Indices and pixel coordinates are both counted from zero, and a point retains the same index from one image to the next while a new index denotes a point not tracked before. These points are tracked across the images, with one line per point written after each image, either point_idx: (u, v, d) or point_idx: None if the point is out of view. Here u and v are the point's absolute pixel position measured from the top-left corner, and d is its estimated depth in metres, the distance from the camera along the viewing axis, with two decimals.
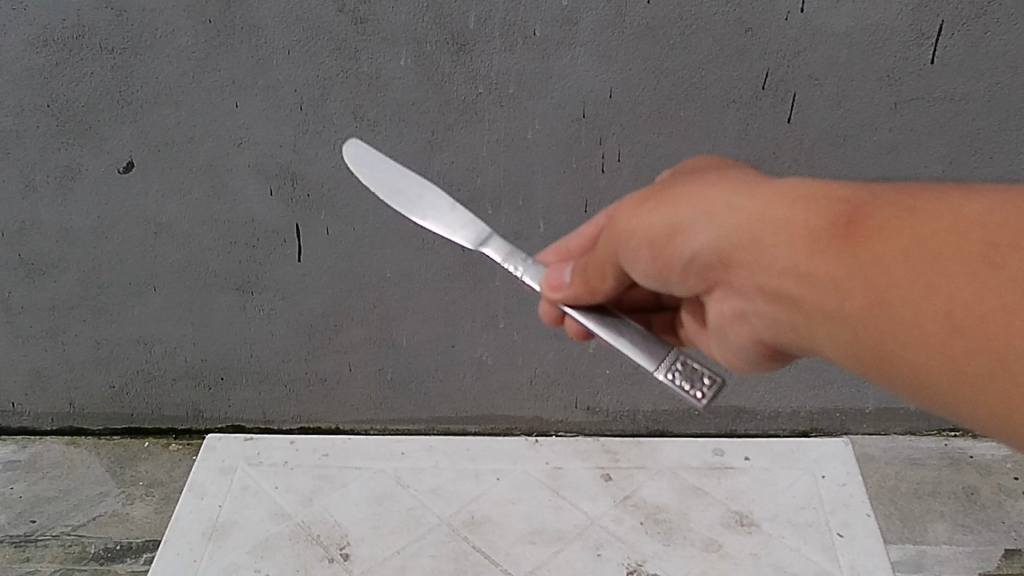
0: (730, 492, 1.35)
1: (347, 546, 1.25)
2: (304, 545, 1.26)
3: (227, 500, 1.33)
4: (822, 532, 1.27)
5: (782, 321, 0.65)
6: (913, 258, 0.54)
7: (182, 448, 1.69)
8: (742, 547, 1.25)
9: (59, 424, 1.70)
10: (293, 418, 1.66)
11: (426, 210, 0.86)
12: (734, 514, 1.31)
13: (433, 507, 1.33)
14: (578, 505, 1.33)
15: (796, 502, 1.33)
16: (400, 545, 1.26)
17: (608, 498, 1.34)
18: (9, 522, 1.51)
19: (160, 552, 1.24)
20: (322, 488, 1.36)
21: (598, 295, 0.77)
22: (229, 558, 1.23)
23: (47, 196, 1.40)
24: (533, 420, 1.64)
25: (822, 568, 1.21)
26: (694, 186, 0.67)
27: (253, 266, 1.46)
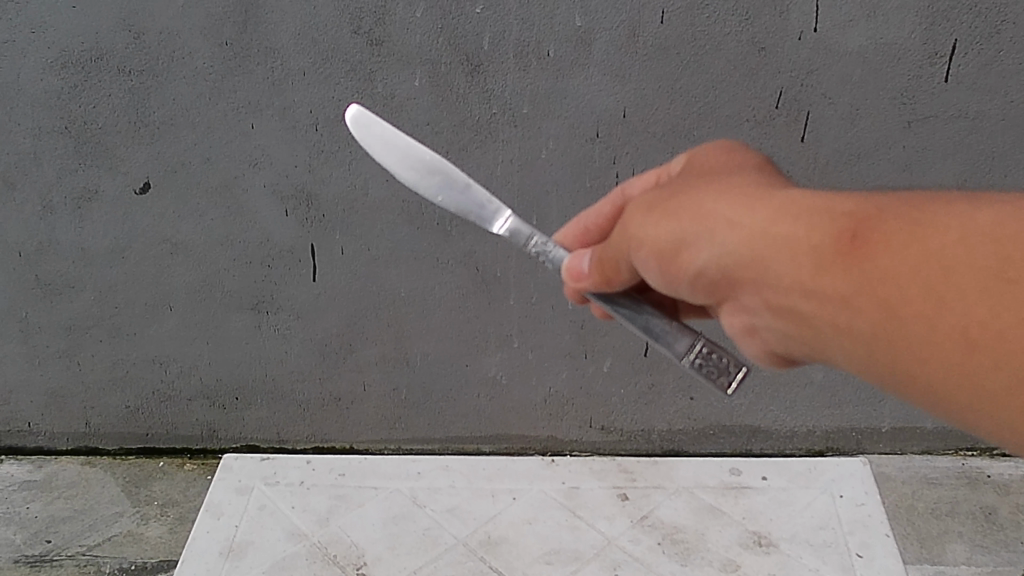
0: (747, 512, 1.35)
1: (363, 566, 1.25)
2: (320, 564, 1.26)
3: (244, 520, 1.33)
4: (841, 552, 1.26)
5: (792, 335, 0.65)
6: (923, 273, 0.54)
7: (197, 467, 1.69)
8: (761, 567, 1.25)
9: (74, 444, 1.70)
10: (308, 438, 1.66)
11: (441, 187, 0.85)
12: (752, 534, 1.30)
13: (449, 527, 1.32)
14: (595, 525, 1.32)
15: (815, 522, 1.32)
16: (416, 565, 1.26)
17: (625, 518, 1.34)
18: (25, 542, 1.52)
19: (178, 572, 1.24)
20: (338, 508, 1.36)
21: (614, 285, 0.77)
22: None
23: (65, 217, 1.41)
24: (547, 439, 1.64)
25: None
26: (698, 198, 0.67)
27: (268, 285, 1.46)
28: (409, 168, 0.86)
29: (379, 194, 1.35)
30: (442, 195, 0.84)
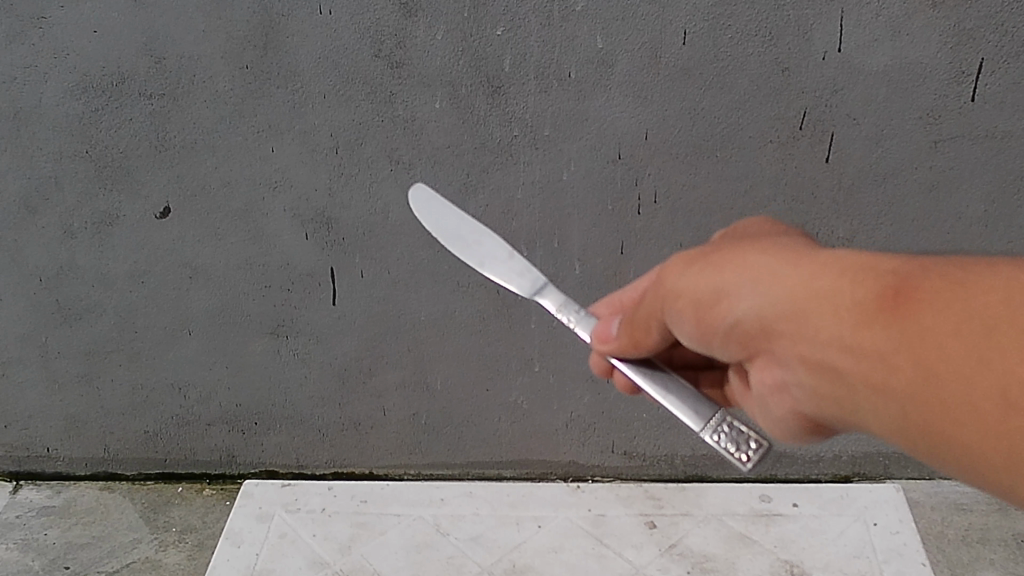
0: (779, 540, 1.32)
1: None
2: None
3: (264, 547, 1.31)
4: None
5: (824, 393, 0.64)
6: (965, 332, 0.54)
7: (216, 493, 1.68)
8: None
9: (93, 468, 1.70)
10: (327, 463, 1.65)
11: (485, 256, 0.87)
12: (784, 563, 1.28)
13: (474, 555, 1.31)
14: (622, 553, 1.30)
15: (848, 551, 1.30)
16: None
17: (653, 547, 1.32)
18: (43, 568, 1.51)
19: None
20: (360, 536, 1.35)
21: (642, 349, 0.76)
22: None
23: (85, 241, 1.40)
24: (569, 465, 1.62)
25: None
26: (742, 251, 0.66)
27: (288, 309, 1.46)
28: (456, 237, 0.89)
29: (400, 217, 1.34)
30: (484, 262, 0.86)
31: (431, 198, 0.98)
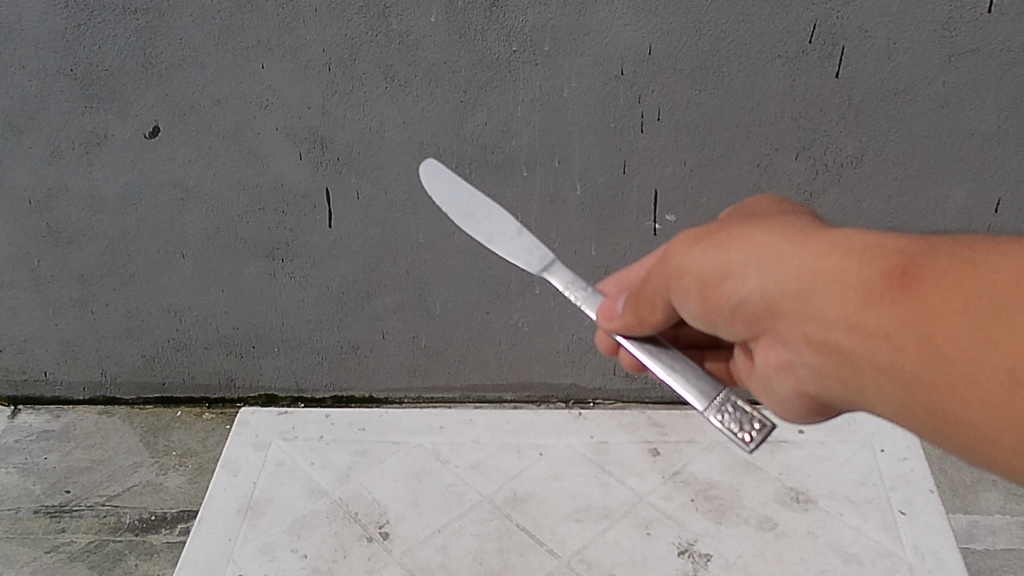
0: (784, 468, 1.31)
1: (385, 524, 1.22)
2: (341, 523, 1.23)
3: (262, 476, 1.31)
4: (882, 510, 1.22)
5: (830, 373, 0.63)
6: (971, 312, 0.52)
7: (216, 417, 1.67)
8: (798, 526, 1.21)
9: (92, 393, 1.69)
10: (327, 386, 1.64)
11: (493, 234, 0.86)
12: (788, 490, 1.27)
13: (474, 484, 1.30)
14: (624, 481, 1.30)
15: (853, 478, 1.29)
16: (440, 524, 1.22)
17: (655, 475, 1.31)
18: (43, 492, 1.51)
19: (195, 532, 1.21)
20: (359, 464, 1.34)
21: (647, 327, 0.74)
22: (266, 538, 1.20)
23: (73, 162, 1.37)
24: (570, 387, 1.61)
25: (884, 548, 1.16)
26: (748, 229, 0.65)
27: (283, 232, 1.43)
28: (465, 212, 0.88)
29: (396, 137, 1.30)
30: (494, 241, 0.85)
31: (442, 174, 0.97)
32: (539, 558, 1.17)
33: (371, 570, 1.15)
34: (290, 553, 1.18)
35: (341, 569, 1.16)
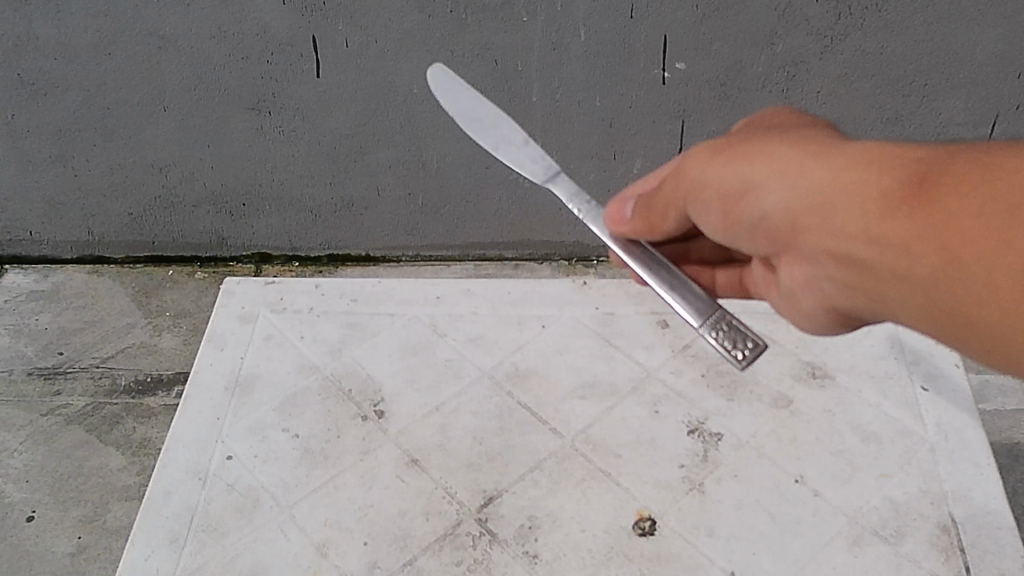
0: (800, 341, 1.16)
1: (381, 402, 1.10)
2: (334, 401, 1.10)
3: (249, 351, 1.17)
4: (903, 386, 1.09)
5: (852, 292, 0.57)
6: (993, 215, 0.47)
7: (209, 277, 1.63)
8: (813, 403, 1.07)
9: (81, 253, 1.64)
10: (322, 245, 1.59)
11: (498, 139, 0.78)
12: (805, 365, 1.12)
13: (474, 359, 1.16)
14: (632, 355, 1.16)
15: (876, 351, 1.14)
16: (439, 401, 1.10)
17: (665, 348, 1.17)
18: (37, 353, 1.49)
19: (178, 412, 1.09)
20: (354, 337, 1.20)
21: (659, 235, 0.69)
22: (256, 416, 1.08)
23: (39, 7, 1.27)
24: (573, 244, 1.58)
25: (905, 426, 1.04)
26: (764, 141, 0.59)
27: (269, 83, 1.34)
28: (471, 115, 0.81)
29: None
30: (497, 146, 0.78)
31: (452, 75, 0.89)
32: (543, 438, 1.05)
33: (367, 451, 1.03)
34: (281, 434, 1.06)
35: (335, 448, 1.04)
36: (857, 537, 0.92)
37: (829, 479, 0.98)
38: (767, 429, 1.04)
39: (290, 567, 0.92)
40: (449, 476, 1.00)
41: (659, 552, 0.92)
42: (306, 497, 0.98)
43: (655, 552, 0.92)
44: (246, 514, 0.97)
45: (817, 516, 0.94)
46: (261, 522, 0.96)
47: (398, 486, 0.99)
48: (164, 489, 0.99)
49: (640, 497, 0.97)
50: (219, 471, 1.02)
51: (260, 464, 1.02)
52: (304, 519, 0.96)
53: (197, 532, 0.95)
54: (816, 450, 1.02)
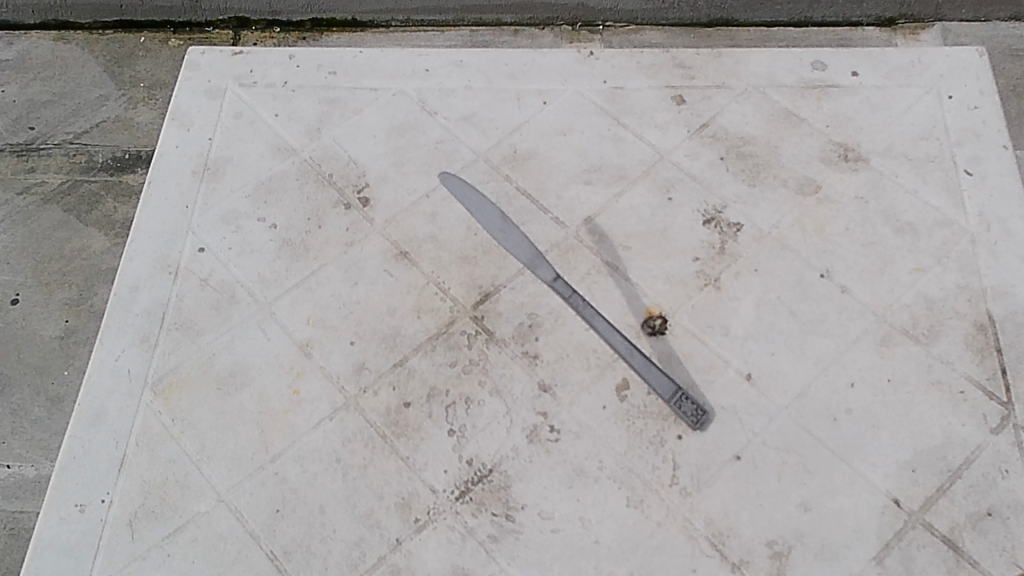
0: (833, 118, 1.24)
1: (365, 188, 1.23)
2: (315, 187, 1.24)
3: (217, 132, 1.30)
4: (946, 171, 1.18)
5: None
6: None
7: (184, 45, 1.56)
8: (845, 190, 1.17)
9: (43, 17, 1.57)
10: (305, 9, 1.50)
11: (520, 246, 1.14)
12: (836, 148, 1.21)
13: (466, 139, 1.27)
14: (643, 137, 1.24)
15: (915, 133, 1.22)
16: (429, 186, 1.23)
17: (680, 128, 1.25)
18: (7, 128, 1.47)
19: (148, 194, 1.25)
20: (331, 117, 1.30)
21: None
22: (226, 205, 1.23)
23: None
24: (576, 9, 1.46)
25: (946, 217, 1.14)
26: None
27: None
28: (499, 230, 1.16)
29: None
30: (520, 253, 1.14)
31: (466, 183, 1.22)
32: (543, 228, 1.17)
33: (351, 244, 1.19)
34: (255, 224, 1.21)
35: (316, 240, 1.19)
36: (886, 336, 1.06)
37: (857, 274, 1.10)
38: (794, 218, 1.15)
39: (274, 363, 1.10)
40: (441, 270, 1.15)
41: (671, 350, 1.06)
42: (285, 295, 1.15)
43: (664, 348, 1.07)
44: (220, 312, 1.15)
45: (843, 313, 1.08)
46: (238, 321, 1.14)
47: (387, 281, 1.15)
48: (132, 283, 1.17)
49: (649, 293, 1.11)
50: (188, 264, 1.19)
51: (234, 257, 1.19)
52: (284, 318, 1.13)
53: (169, 330, 1.13)
54: (848, 242, 1.13)
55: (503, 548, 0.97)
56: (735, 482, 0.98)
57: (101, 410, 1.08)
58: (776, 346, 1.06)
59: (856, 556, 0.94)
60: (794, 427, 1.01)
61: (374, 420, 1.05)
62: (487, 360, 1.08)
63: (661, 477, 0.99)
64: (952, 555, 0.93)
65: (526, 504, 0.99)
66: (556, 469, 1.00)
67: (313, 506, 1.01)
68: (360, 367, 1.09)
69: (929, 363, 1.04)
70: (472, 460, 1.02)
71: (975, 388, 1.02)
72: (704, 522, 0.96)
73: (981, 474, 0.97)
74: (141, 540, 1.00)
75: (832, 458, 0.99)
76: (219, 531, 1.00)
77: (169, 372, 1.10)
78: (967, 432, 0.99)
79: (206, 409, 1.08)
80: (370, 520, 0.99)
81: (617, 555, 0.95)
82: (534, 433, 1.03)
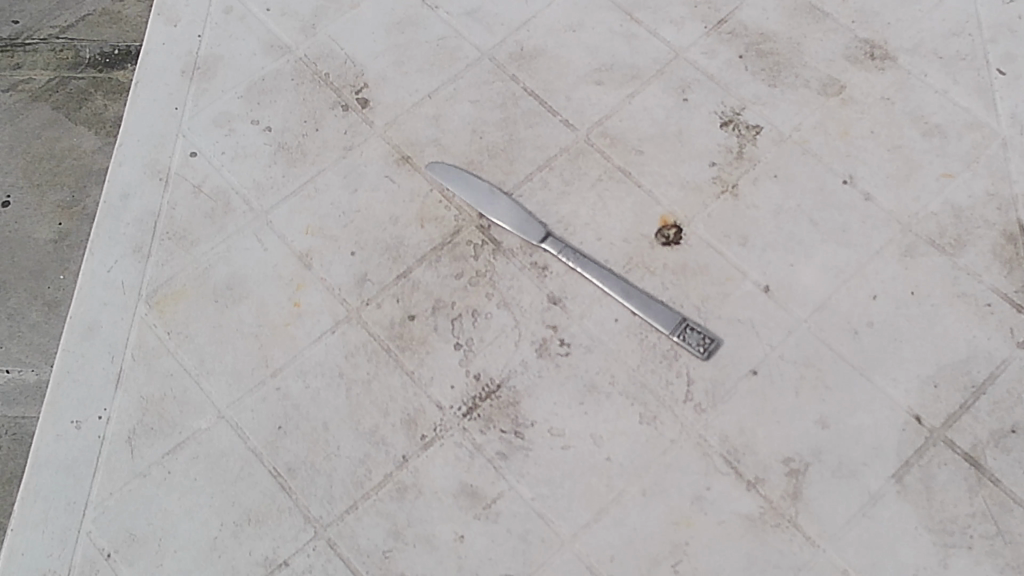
0: (858, 14, 1.18)
1: (364, 90, 1.19)
2: (314, 88, 1.20)
3: (207, 29, 1.25)
4: (977, 70, 1.13)
5: None
6: None
7: None
8: (871, 90, 1.13)
9: None
10: None
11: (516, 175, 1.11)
12: (861, 45, 1.16)
13: (471, 37, 1.21)
14: (658, 34, 1.19)
15: (945, 29, 1.16)
16: (432, 88, 1.18)
17: (696, 24, 1.20)
18: None
19: (136, 95, 1.21)
20: (327, 12, 1.25)
21: None
22: (218, 107, 1.19)
23: None
24: None
25: (974, 120, 1.10)
26: None
27: None
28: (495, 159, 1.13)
29: None
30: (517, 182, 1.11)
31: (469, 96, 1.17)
32: (552, 132, 1.14)
33: (350, 148, 1.15)
34: (249, 127, 1.18)
35: (314, 144, 1.16)
36: (911, 246, 1.03)
37: (882, 180, 1.07)
38: (814, 121, 1.11)
39: (273, 274, 1.08)
40: None
41: (686, 261, 1.04)
42: (282, 203, 1.12)
43: (678, 259, 1.04)
44: (215, 221, 1.12)
45: (867, 222, 1.05)
46: (234, 231, 1.11)
47: (389, 188, 1.12)
48: (122, 191, 1.14)
49: (664, 202, 1.08)
50: (180, 169, 1.16)
51: (228, 162, 1.16)
52: (283, 227, 1.11)
53: (161, 240, 1.11)
54: (873, 146, 1.09)
55: (512, 464, 0.96)
56: (751, 397, 0.97)
57: (96, 323, 1.07)
58: (796, 257, 1.04)
59: (873, 473, 0.93)
60: (813, 340, 0.99)
61: (378, 334, 1.04)
62: (494, 272, 1.05)
63: (675, 392, 0.98)
64: (973, 473, 0.93)
65: (535, 420, 0.98)
66: (566, 384, 0.99)
67: (317, 422, 1.00)
68: (362, 280, 1.07)
69: (954, 274, 1.02)
70: (479, 375, 1.01)
71: (1002, 301, 1.00)
72: (719, 439, 0.96)
73: (1006, 390, 0.96)
74: (140, 457, 1.00)
75: (851, 372, 0.98)
76: (220, 447, 1.00)
77: (163, 284, 1.09)
78: (993, 347, 0.98)
79: (202, 323, 1.06)
80: (375, 437, 0.99)
81: (630, 473, 0.95)
82: (544, 346, 1.01)
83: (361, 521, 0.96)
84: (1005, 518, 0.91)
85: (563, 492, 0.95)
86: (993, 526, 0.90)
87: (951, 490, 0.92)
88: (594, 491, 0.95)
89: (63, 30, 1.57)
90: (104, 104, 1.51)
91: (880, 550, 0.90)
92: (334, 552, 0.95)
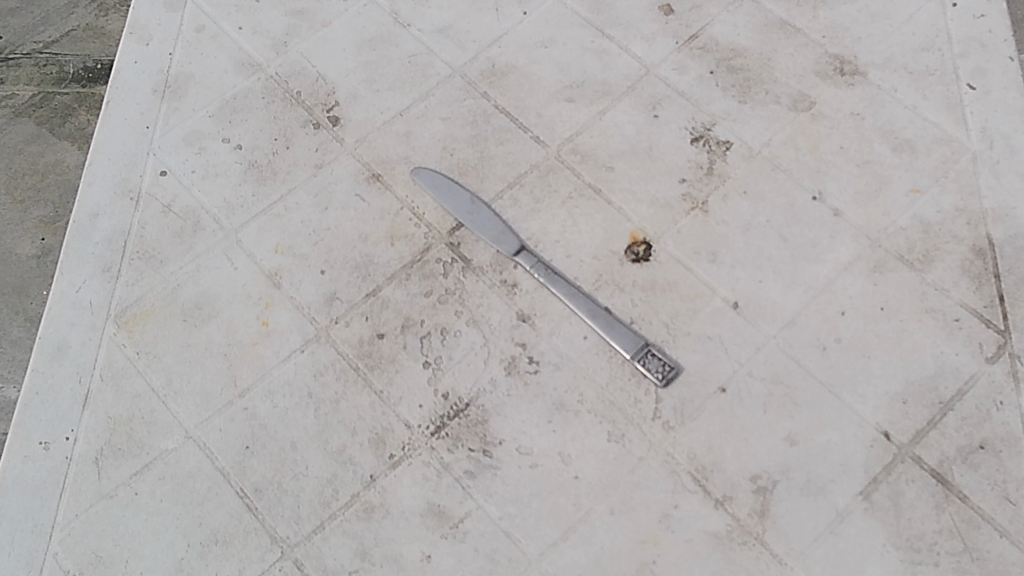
0: (828, 30, 1.18)
1: (335, 108, 1.19)
2: (284, 107, 1.20)
3: (179, 47, 1.25)
4: (947, 85, 1.13)
5: None
6: None
7: None
8: (840, 106, 1.13)
9: None
10: None
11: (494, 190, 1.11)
12: (832, 60, 1.16)
13: (442, 54, 1.22)
14: (629, 50, 1.20)
15: (916, 43, 1.17)
16: (404, 105, 1.18)
17: (667, 40, 1.20)
18: None
19: (107, 114, 1.21)
20: (299, 30, 1.26)
21: None
22: (189, 125, 1.20)
23: None
24: None
25: (944, 135, 1.10)
26: None
27: None
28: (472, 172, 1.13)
29: None
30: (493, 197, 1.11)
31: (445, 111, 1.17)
32: (523, 148, 1.14)
33: (321, 166, 1.15)
34: (220, 146, 1.18)
35: (284, 161, 1.16)
36: (880, 262, 1.03)
37: (851, 196, 1.07)
38: (784, 137, 1.12)
39: (241, 293, 1.08)
40: (416, 195, 1.12)
41: (655, 278, 1.04)
42: (252, 222, 1.12)
43: (646, 277, 1.04)
44: (184, 241, 1.12)
45: (835, 238, 1.05)
46: (203, 249, 1.11)
47: (359, 206, 1.12)
48: (92, 211, 1.14)
49: (634, 219, 1.08)
50: (151, 188, 1.16)
51: (198, 181, 1.16)
52: (252, 245, 1.11)
53: (130, 260, 1.11)
54: (842, 162, 1.10)
55: (480, 484, 0.96)
56: (719, 415, 0.97)
57: (63, 343, 1.07)
58: (765, 273, 1.04)
59: (841, 490, 0.93)
60: (782, 357, 0.99)
61: (347, 353, 1.04)
62: (463, 290, 1.05)
63: (642, 411, 0.98)
64: (940, 489, 0.93)
65: (504, 439, 0.98)
66: (534, 403, 0.99)
67: (285, 442, 1.00)
68: (332, 298, 1.07)
69: (923, 290, 1.02)
70: (448, 394, 1.00)
71: (971, 317, 1.00)
72: (687, 457, 0.95)
73: (975, 406, 0.96)
74: (107, 478, 1.00)
75: (820, 389, 0.98)
76: (187, 468, 1.00)
77: (132, 304, 1.09)
78: (961, 362, 0.98)
79: (171, 342, 1.06)
80: (343, 457, 0.99)
81: (598, 492, 0.95)
82: (512, 364, 1.01)
83: (327, 541, 0.95)
84: (973, 535, 0.90)
85: (530, 511, 0.95)
86: (960, 543, 0.90)
87: (919, 507, 0.92)
88: (562, 509, 0.94)
89: (46, 45, 1.57)
90: (87, 118, 1.51)
91: (847, 567, 0.90)
92: (301, 572, 0.94)
